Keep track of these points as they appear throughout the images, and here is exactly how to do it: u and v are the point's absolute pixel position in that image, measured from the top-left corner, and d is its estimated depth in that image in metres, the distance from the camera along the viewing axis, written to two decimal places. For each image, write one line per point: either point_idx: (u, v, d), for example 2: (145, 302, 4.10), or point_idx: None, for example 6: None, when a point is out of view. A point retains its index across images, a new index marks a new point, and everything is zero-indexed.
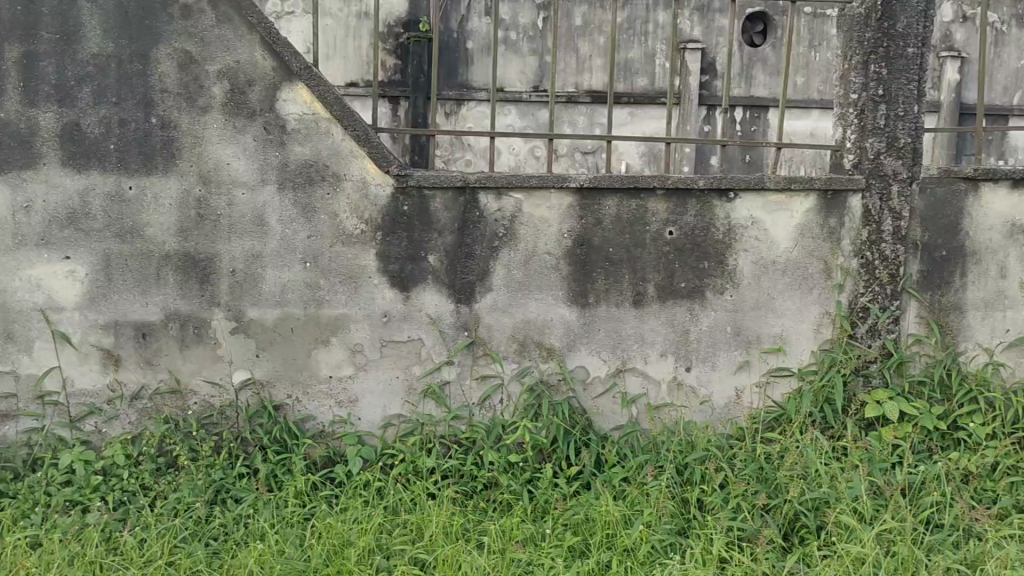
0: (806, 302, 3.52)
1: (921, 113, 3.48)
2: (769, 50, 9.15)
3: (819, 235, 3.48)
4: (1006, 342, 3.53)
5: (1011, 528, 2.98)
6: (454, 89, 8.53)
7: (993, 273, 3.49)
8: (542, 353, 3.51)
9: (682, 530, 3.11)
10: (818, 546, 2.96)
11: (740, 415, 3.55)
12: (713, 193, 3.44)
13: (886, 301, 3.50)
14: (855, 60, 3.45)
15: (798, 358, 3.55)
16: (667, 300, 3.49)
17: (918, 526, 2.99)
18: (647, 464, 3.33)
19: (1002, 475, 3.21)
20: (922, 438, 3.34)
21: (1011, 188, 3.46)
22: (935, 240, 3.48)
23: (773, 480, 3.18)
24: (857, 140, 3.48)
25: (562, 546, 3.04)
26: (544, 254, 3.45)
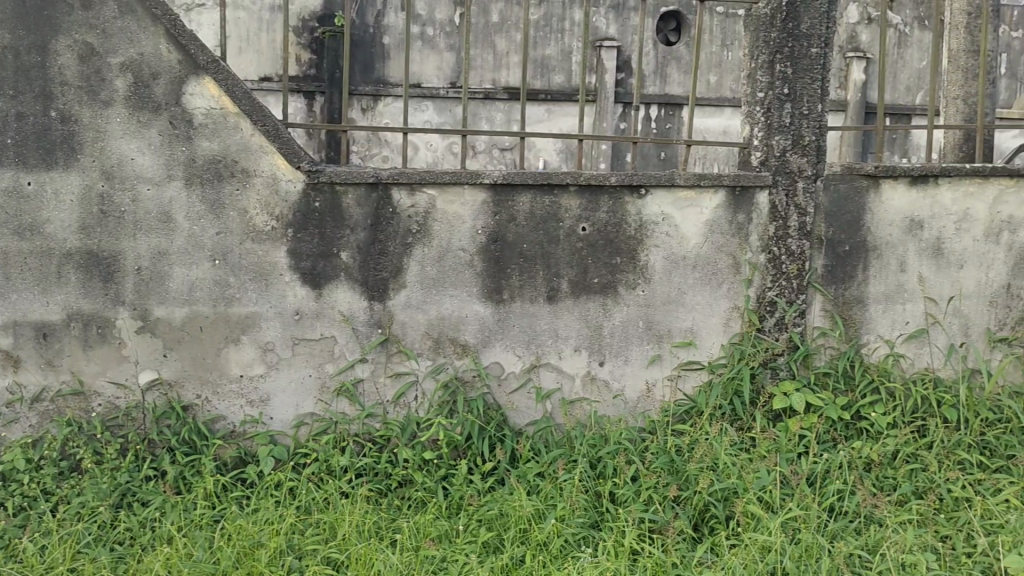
0: (716, 297, 3.58)
1: (825, 112, 3.57)
2: (683, 49, 9.34)
3: (727, 231, 3.55)
4: (906, 334, 3.64)
5: (909, 514, 3.08)
6: (369, 85, 8.66)
7: (893, 266, 3.59)
8: (457, 350, 3.50)
9: (595, 523, 3.14)
10: (726, 536, 3.02)
11: (652, 409, 3.60)
12: (624, 190, 3.48)
13: (793, 295, 3.59)
14: (761, 59, 3.53)
15: (708, 352, 3.61)
16: (581, 296, 3.52)
17: (821, 513, 3.07)
18: (561, 459, 3.35)
19: (902, 462, 3.31)
20: (828, 427, 3.42)
21: (909, 184, 3.55)
22: (838, 235, 3.58)
23: (683, 472, 3.24)
24: (764, 138, 3.55)
25: (476, 542, 3.05)
26: (457, 250, 3.44)
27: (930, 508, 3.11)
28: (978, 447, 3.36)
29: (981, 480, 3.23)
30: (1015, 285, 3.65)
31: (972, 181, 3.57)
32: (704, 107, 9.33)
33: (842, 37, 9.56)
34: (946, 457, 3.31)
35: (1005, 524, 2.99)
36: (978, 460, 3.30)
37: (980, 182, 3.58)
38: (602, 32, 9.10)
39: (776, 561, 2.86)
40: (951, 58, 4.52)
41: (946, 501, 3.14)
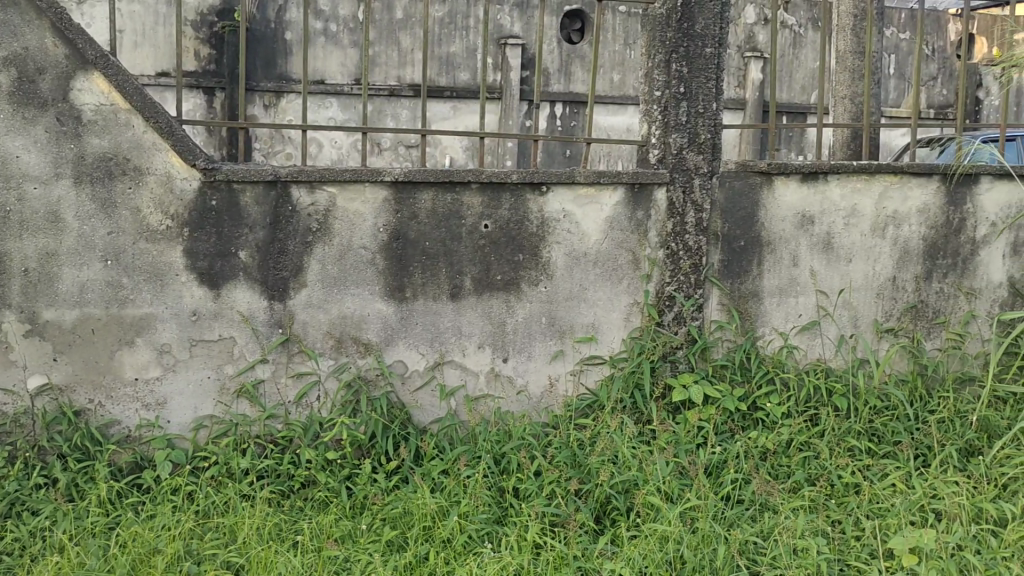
0: (617, 292, 3.64)
1: (719, 110, 3.66)
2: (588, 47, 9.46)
3: (627, 227, 3.61)
4: (799, 326, 3.75)
5: (802, 500, 3.18)
6: (272, 81, 8.64)
7: (786, 261, 3.71)
8: (359, 348, 3.48)
9: (498, 519, 3.16)
10: (627, 527, 3.07)
11: (556, 403, 3.63)
12: (526, 187, 3.51)
13: (690, 290, 3.67)
14: (658, 58, 3.59)
15: (609, 347, 3.66)
16: (484, 294, 3.53)
17: (719, 502, 3.15)
18: (465, 455, 3.36)
19: (796, 451, 3.41)
20: (725, 418, 3.51)
21: (800, 181, 3.67)
22: (734, 231, 3.67)
23: (585, 465, 3.29)
24: (661, 136, 3.62)
25: (379, 541, 3.03)
26: (359, 249, 3.42)
27: (822, 494, 3.22)
28: (867, 434, 3.49)
29: (870, 465, 3.35)
30: (901, 278, 3.79)
31: (859, 178, 3.71)
32: (608, 106, 9.47)
33: (740, 37, 9.81)
34: (837, 445, 3.43)
35: (892, 507, 3.11)
36: (867, 446, 3.42)
37: (866, 179, 3.71)
38: (507, 30, 9.16)
39: (674, 550, 2.92)
40: (839, 58, 4.69)
41: (837, 487, 3.25)
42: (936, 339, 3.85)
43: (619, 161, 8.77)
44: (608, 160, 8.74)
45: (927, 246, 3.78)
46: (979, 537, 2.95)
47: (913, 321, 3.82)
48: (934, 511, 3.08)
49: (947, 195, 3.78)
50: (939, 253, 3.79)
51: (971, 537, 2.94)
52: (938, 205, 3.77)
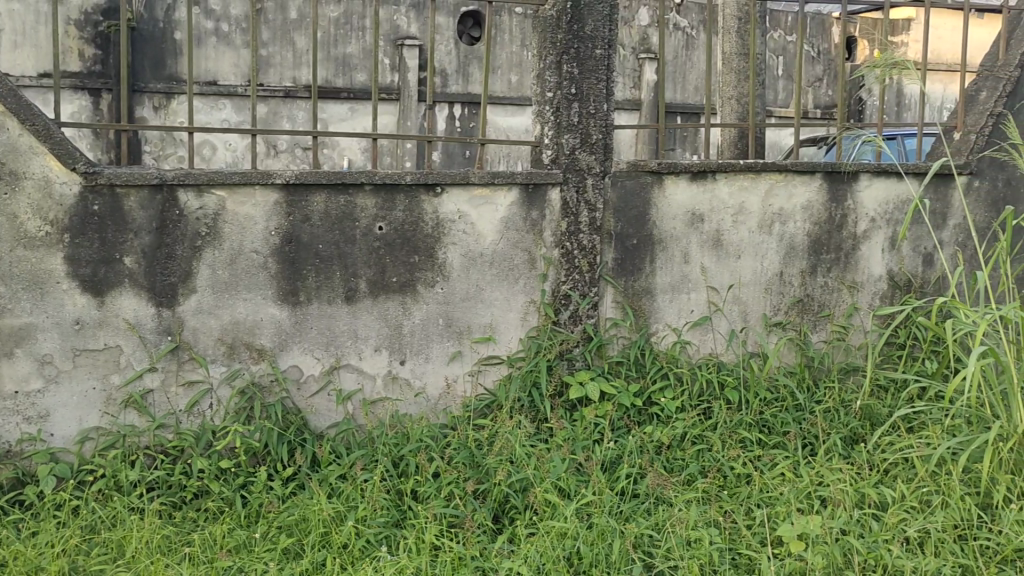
0: (513, 292, 3.65)
1: (610, 111, 3.72)
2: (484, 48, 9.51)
3: (522, 227, 3.63)
4: (691, 322, 3.83)
5: (695, 492, 3.25)
6: (162, 82, 8.45)
7: (678, 258, 3.78)
8: (252, 354, 3.41)
9: (397, 522, 3.15)
10: (524, 525, 3.09)
11: (454, 404, 3.62)
12: (420, 188, 3.50)
13: (585, 288, 3.72)
14: (549, 59, 3.63)
15: (507, 347, 3.67)
16: (379, 296, 3.51)
17: (614, 497, 3.19)
18: (362, 459, 3.33)
19: (690, 444, 3.49)
20: (621, 414, 3.56)
21: (690, 180, 3.75)
22: (626, 230, 3.73)
23: (483, 465, 3.29)
24: (554, 136, 3.65)
25: (275, 550, 2.98)
26: (250, 253, 3.36)
27: (715, 486, 3.29)
28: (758, 425, 3.58)
29: (760, 456, 3.44)
30: (787, 273, 3.91)
31: (745, 176, 3.81)
32: (506, 107, 9.54)
33: (635, 39, 9.99)
34: (729, 437, 3.51)
35: (780, 495, 3.20)
36: (757, 437, 3.51)
37: (752, 177, 3.81)
38: (404, 31, 9.19)
39: (571, 547, 2.95)
40: (725, 60, 4.79)
41: (729, 478, 3.33)
42: (821, 331, 3.97)
43: (519, 160, 8.85)
44: (507, 161, 8.84)
45: (811, 242, 3.91)
46: (861, 521, 3.06)
47: (799, 315, 3.93)
48: (820, 498, 3.18)
49: (829, 192, 3.90)
50: (823, 248, 3.92)
51: (854, 522, 3.05)
52: (821, 202, 3.90)
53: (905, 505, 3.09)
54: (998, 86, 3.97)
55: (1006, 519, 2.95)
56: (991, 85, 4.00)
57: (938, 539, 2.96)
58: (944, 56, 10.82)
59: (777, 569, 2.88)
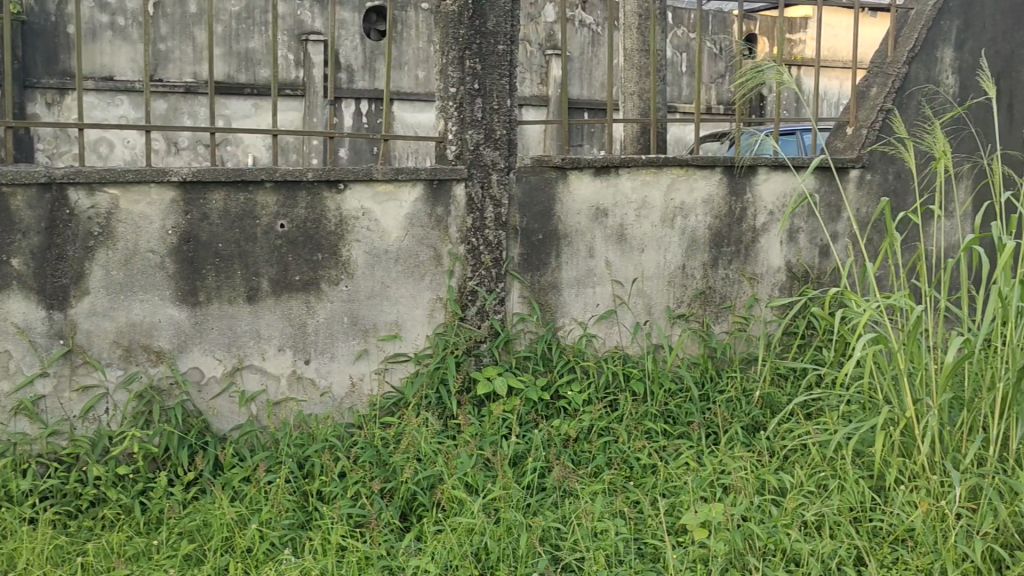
0: (419, 289, 3.63)
1: (513, 106, 3.73)
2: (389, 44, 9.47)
3: (427, 224, 3.61)
4: (597, 315, 3.87)
5: (602, 483, 3.28)
6: (56, 77, 8.17)
7: (583, 253, 3.82)
8: (150, 356, 3.32)
9: (302, 524, 3.10)
10: (432, 522, 3.08)
11: (360, 403, 3.59)
12: (322, 185, 3.45)
13: (492, 284, 3.71)
14: (452, 55, 3.61)
15: (413, 344, 3.65)
16: (282, 295, 3.45)
17: (521, 490, 3.20)
18: (265, 460, 3.27)
19: (597, 436, 3.52)
20: (528, 408, 3.57)
21: (593, 175, 3.79)
22: (532, 225, 3.75)
23: (390, 464, 3.27)
24: (458, 132, 3.65)
25: (175, 556, 2.91)
26: (146, 253, 3.27)
27: (621, 477, 3.33)
28: (663, 416, 3.64)
29: (665, 446, 3.49)
30: (690, 266, 3.98)
31: (647, 172, 3.86)
32: (415, 103, 9.56)
33: (541, 36, 10.08)
34: (635, 428, 3.55)
35: (684, 484, 3.25)
36: (662, 428, 3.57)
37: (654, 173, 3.87)
38: (308, 26, 9.12)
39: (478, 542, 2.95)
40: (626, 56, 4.83)
41: (635, 469, 3.38)
42: (723, 322, 4.05)
43: (427, 157, 8.82)
44: (416, 157, 8.81)
45: (712, 235, 3.99)
46: (761, 507, 3.13)
47: (702, 306, 4.01)
48: (722, 486, 3.25)
49: (728, 186, 3.99)
50: (724, 241, 4.01)
51: (755, 508, 3.12)
52: (721, 196, 3.98)
53: (804, 490, 3.17)
54: (887, 82, 4.10)
55: (897, 500, 3.06)
56: (879, 82, 4.13)
57: (835, 521, 3.05)
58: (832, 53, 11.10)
59: (680, 557, 2.93)
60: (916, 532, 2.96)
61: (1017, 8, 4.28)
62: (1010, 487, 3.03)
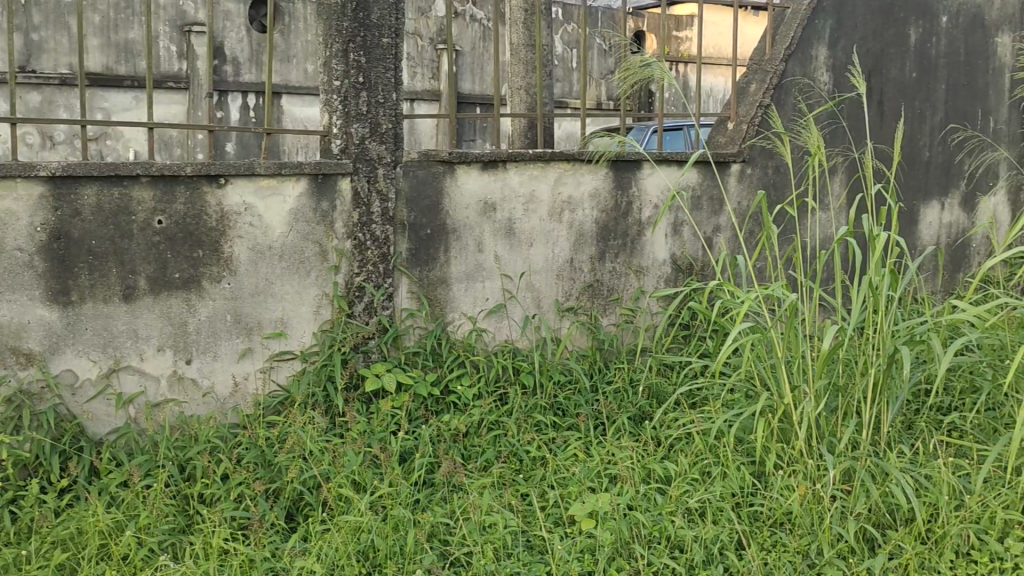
0: (305, 285, 3.57)
1: (399, 100, 3.69)
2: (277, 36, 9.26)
3: (312, 219, 3.55)
4: (486, 309, 3.87)
5: (491, 477, 3.28)
6: None
7: (471, 247, 3.81)
8: (20, 359, 3.18)
9: (183, 529, 3.02)
10: (319, 522, 3.03)
11: (243, 403, 3.51)
12: (201, 180, 3.36)
13: (380, 279, 3.67)
14: (335, 47, 3.56)
15: (299, 342, 3.59)
16: (161, 293, 3.35)
17: (409, 486, 3.18)
18: (143, 464, 3.17)
19: (486, 430, 3.53)
20: (418, 404, 3.56)
21: (481, 170, 3.79)
22: (420, 219, 3.73)
23: (274, 464, 3.21)
24: (343, 126, 3.60)
25: (47, 566, 2.78)
26: (13, 250, 3.12)
27: (511, 470, 3.35)
28: (552, 408, 3.67)
29: (553, 439, 3.52)
30: (578, 259, 4.02)
31: (535, 165, 3.88)
32: (303, 96, 9.43)
33: (432, 30, 10.05)
34: (524, 421, 3.57)
35: (572, 476, 3.29)
36: (551, 420, 3.59)
37: (541, 167, 3.89)
38: (191, 17, 8.92)
39: (365, 540, 2.92)
40: (513, 50, 4.85)
41: (524, 462, 3.39)
42: (611, 315, 4.11)
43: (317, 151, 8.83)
44: (305, 150, 8.82)
45: (599, 229, 4.04)
46: (647, 495, 3.18)
47: (590, 299, 4.05)
48: (609, 476, 3.28)
49: (614, 180, 4.04)
50: (610, 235, 4.06)
51: (640, 496, 3.17)
52: (607, 190, 4.03)
53: (688, 478, 3.24)
54: (766, 78, 4.21)
55: (775, 484, 3.15)
56: (758, 78, 4.24)
57: (717, 507, 3.11)
58: (712, 50, 11.23)
59: (568, 548, 2.95)
60: (793, 515, 3.06)
61: (886, 8, 4.45)
62: (881, 469, 3.15)
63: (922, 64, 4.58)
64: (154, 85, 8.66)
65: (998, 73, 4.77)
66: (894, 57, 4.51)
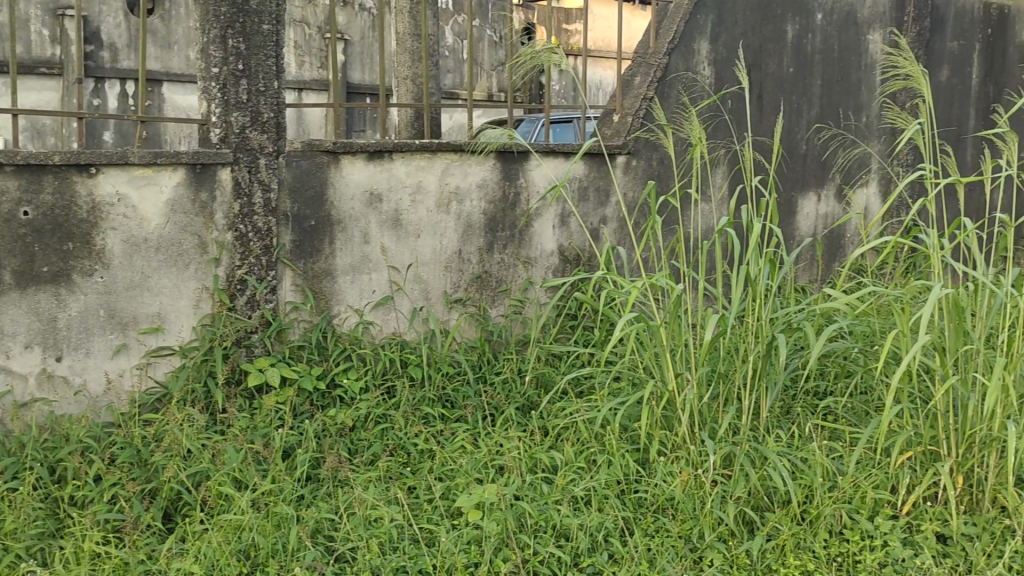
0: (183, 278, 3.46)
1: (281, 89, 3.61)
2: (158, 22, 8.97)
3: (190, 210, 3.45)
4: (373, 302, 3.83)
5: (377, 471, 3.25)
6: None
7: (357, 239, 3.76)
8: None
9: (53, 533, 2.89)
10: (198, 521, 2.95)
11: (119, 400, 3.39)
12: (70, 169, 3.21)
13: (262, 272, 3.60)
14: (213, 33, 3.46)
15: (178, 337, 3.48)
16: (28, 288, 3.19)
17: (293, 482, 3.13)
18: (9, 467, 3.02)
19: (373, 424, 3.49)
20: (303, 399, 3.49)
21: (366, 160, 3.74)
22: (304, 210, 3.65)
23: (151, 463, 3.11)
24: (222, 114, 3.49)
25: None
26: None
27: (397, 463, 3.31)
28: (440, 400, 3.65)
29: (442, 431, 3.50)
30: (466, 250, 4.01)
31: (421, 156, 3.85)
32: (186, 84, 9.19)
33: (320, 18, 9.90)
34: (411, 414, 3.54)
35: (459, 467, 3.27)
36: (439, 412, 3.57)
37: (428, 157, 3.86)
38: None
39: (246, 539, 2.85)
40: (398, 39, 4.80)
41: (412, 455, 3.36)
42: (499, 306, 4.12)
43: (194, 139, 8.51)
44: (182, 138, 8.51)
45: (487, 220, 4.03)
46: (533, 484, 3.20)
47: (478, 290, 4.05)
48: (497, 467, 3.29)
49: (502, 171, 4.04)
50: (498, 226, 4.06)
51: (527, 486, 3.18)
52: (495, 181, 4.03)
53: (574, 466, 3.27)
54: (650, 72, 4.27)
55: (659, 471, 3.20)
56: (643, 71, 4.30)
57: (602, 495, 3.14)
58: (601, 43, 11.41)
59: (454, 539, 2.93)
60: (675, 501, 3.12)
61: (765, 4, 4.56)
62: (759, 453, 3.24)
63: (799, 60, 4.73)
64: (25, 70, 8.30)
65: (869, 68, 4.96)
66: (772, 52, 4.64)
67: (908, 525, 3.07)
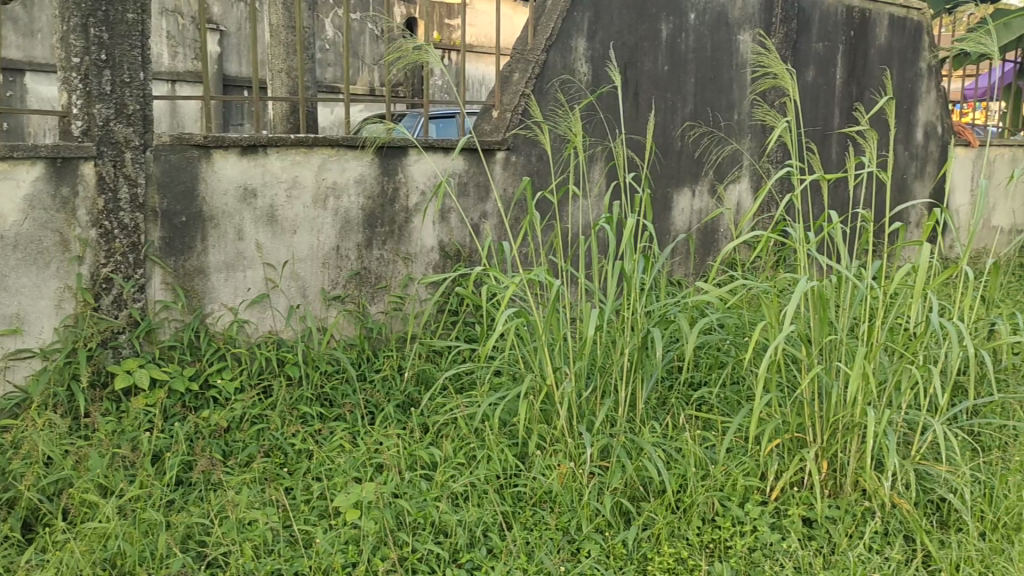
0: (44, 277, 3.31)
1: (147, 80, 3.49)
2: (20, 9, 8.53)
3: (51, 206, 3.29)
4: (247, 300, 3.75)
5: (253, 472, 3.17)
6: None
7: (231, 235, 3.67)
8: None
9: None
10: (61, 530, 2.82)
11: None
12: None
13: (130, 271, 3.47)
14: (73, 21, 3.31)
15: (39, 338, 3.33)
16: None
17: (162, 487, 3.03)
18: None
19: (249, 424, 3.41)
20: (174, 401, 3.40)
21: (240, 155, 3.64)
22: (173, 206, 3.54)
23: (8, 472, 2.97)
24: (84, 106, 3.35)
25: None
26: None
27: (274, 464, 3.24)
28: (318, 399, 3.60)
29: (319, 430, 3.44)
30: (344, 246, 3.96)
31: (297, 151, 3.77)
32: (50, 75, 8.80)
33: (194, 9, 9.63)
34: (288, 413, 3.48)
35: (337, 467, 3.22)
36: (317, 412, 3.51)
37: (304, 152, 3.79)
38: None
39: (112, 547, 2.74)
40: (272, 32, 4.71)
41: (289, 455, 3.30)
42: (379, 302, 4.09)
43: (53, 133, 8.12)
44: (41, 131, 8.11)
45: (366, 216, 3.99)
46: (412, 481, 3.18)
47: (357, 287, 4.01)
48: (374, 465, 3.25)
49: (380, 166, 4.00)
50: (377, 222, 4.02)
51: (405, 483, 3.16)
52: (373, 176, 3.98)
53: (452, 463, 3.27)
54: (528, 68, 4.30)
55: (537, 465, 3.23)
56: (521, 67, 4.32)
57: (481, 491, 3.15)
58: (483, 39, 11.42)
59: (331, 540, 2.88)
60: (553, 494, 3.15)
61: (640, 3, 4.63)
62: (635, 444, 3.30)
63: (674, 58, 4.83)
64: None
65: (739, 68, 5.11)
66: (647, 51, 4.73)
67: (776, 510, 3.17)
